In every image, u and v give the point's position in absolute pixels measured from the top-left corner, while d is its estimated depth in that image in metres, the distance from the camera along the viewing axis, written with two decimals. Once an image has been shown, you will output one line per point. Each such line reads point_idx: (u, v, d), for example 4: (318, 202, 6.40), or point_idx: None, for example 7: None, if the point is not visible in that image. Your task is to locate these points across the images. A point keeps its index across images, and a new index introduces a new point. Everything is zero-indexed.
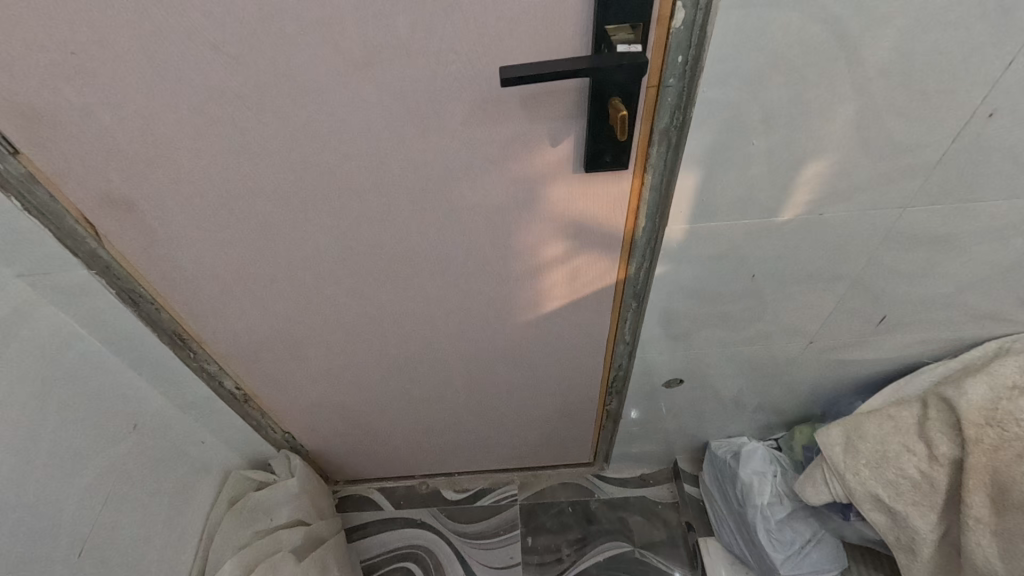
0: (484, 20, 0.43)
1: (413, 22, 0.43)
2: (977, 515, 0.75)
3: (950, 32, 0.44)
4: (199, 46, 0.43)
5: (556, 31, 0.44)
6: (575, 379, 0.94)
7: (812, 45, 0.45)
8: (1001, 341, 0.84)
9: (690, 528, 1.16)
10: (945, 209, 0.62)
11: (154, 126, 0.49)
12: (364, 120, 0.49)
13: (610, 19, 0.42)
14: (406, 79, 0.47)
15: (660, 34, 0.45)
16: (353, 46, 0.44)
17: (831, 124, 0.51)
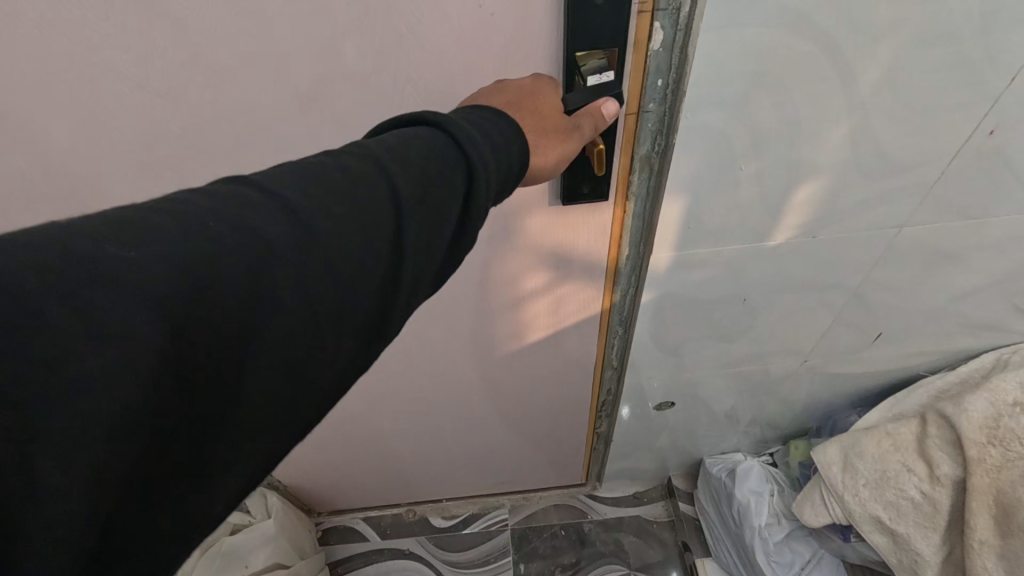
0: (446, 53, 0.39)
1: (362, 51, 0.38)
2: (981, 538, 0.71)
3: (955, 49, 0.41)
4: (121, 86, 0.38)
5: (522, 58, 0.40)
6: (562, 404, 0.90)
7: (801, 63, 0.40)
8: (1000, 353, 0.81)
9: (687, 547, 1.13)
10: (942, 225, 0.59)
11: (80, 172, 0.44)
12: (317, 156, 0.45)
13: (581, 46, 0.38)
14: (357, 113, 0.42)
15: (636, 59, 0.41)
16: (299, 79, 0.39)
17: (828, 144, 0.47)
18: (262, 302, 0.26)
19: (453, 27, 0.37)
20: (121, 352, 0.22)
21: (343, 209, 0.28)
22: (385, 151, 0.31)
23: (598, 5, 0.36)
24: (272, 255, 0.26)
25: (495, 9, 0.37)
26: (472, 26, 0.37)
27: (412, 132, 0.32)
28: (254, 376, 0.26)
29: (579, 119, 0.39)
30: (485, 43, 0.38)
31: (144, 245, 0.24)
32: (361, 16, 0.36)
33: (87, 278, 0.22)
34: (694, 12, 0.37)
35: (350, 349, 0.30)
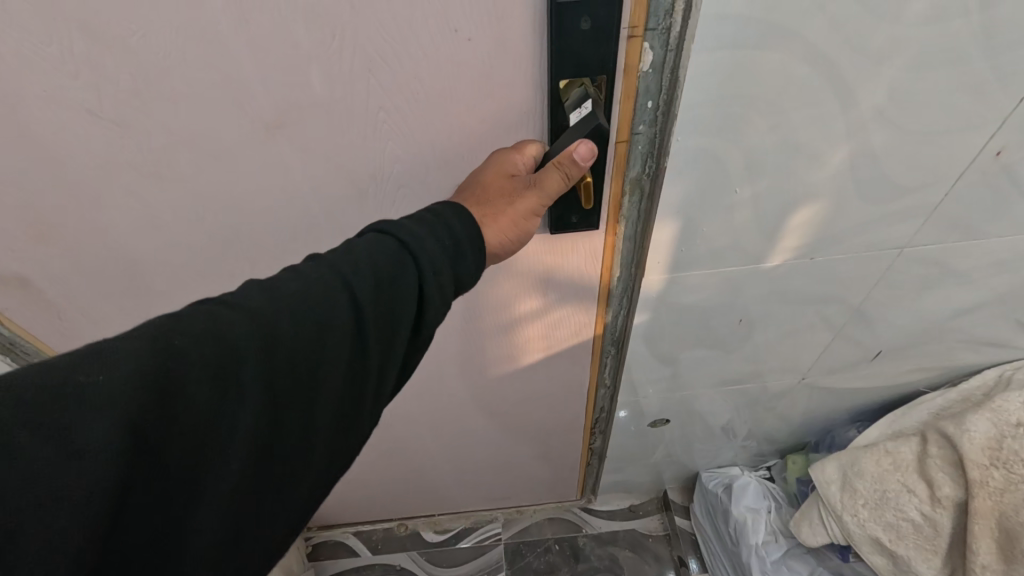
0: (420, 80, 0.37)
1: (328, 78, 0.36)
2: (983, 563, 0.69)
3: (962, 70, 0.39)
4: (74, 114, 0.36)
5: (501, 83, 0.38)
6: (555, 422, 0.88)
7: (799, 86, 0.38)
8: (1002, 369, 0.79)
9: (683, 562, 1.11)
10: (946, 244, 0.57)
11: (36, 200, 0.42)
12: (287, 184, 0.43)
13: (565, 73, 0.37)
14: (326, 142, 0.40)
15: (627, 86, 0.39)
16: (265, 105, 0.37)
17: (826, 167, 0.45)
18: (227, 411, 0.29)
19: (426, 53, 0.35)
20: (93, 473, 0.25)
21: (304, 317, 0.32)
22: (347, 259, 0.35)
23: (583, 30, 0.34)
24: (236, 369, 0.30)
25: (471, 33, 0.35)
26: (447, 52, 0.35)
27: (367, 240, 0.36)
28: (221, 479, 0.30)
29: (545, 175, 0.39)
30: (461, 68, 0.36)
31: (116, 371, 0.27)
32: (327, 41, 0.34)
33: (68, 408, 0.25)
34: (686, 32, 0.35)
35: (316, 441, 0.34)
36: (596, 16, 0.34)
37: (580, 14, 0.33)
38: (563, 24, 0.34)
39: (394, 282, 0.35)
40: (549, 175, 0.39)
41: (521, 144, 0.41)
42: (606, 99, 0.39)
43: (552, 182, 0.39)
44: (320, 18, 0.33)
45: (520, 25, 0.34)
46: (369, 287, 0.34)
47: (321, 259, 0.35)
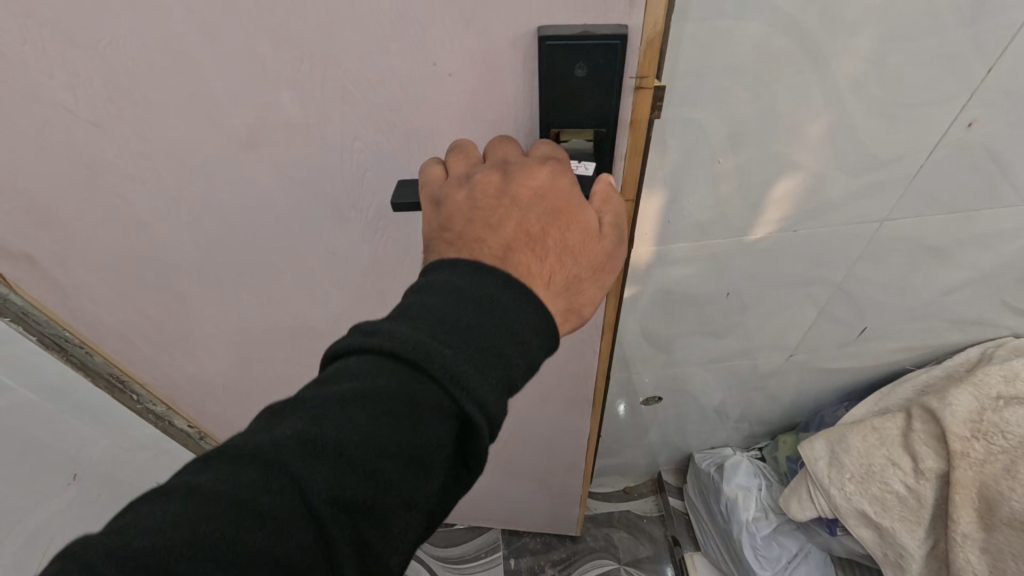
0: (404, 109, 0.38)
1: (299, 99, 0.37)
2: (964, 532, 0.72)
3: (925, 43, 0.41)
4: (61, 114, 0.38)
5: (484, 118, 0.38)
6: (554, 446, 0.88)
7: (775, 56, 0.40)
8: (985, 347, 0.81)
9: (676, 542, 1.14)
10: (928, 218, 0.59)
11: (32, 189, 0.44)
12: (262, 190, 0.44)
13: (558, 121, 0.37)
14: (297, 158, 0.41)
15: (634, 141, 0.40)
16: (243, 118, 0.38)
17: (807, 138, 0.47)
18: None
19: (399, 83, 0.36)
20: None
21: (283, 541, 0.27)
22: (341, 446, 0.28)
23: (578, 77, 0.34)
24: None
25: (452, 71, 0.35)
26: (426, 82, 0.36)
27: (365, 373, 0.29)
28: None
29: (600, 202, 0.38)
30: (444, 101, 0.37)
31: None
32: (295, 62, 0.35)
33: None
34: None
35: None
36: (592, 64, 0.34)
37: (573, 62, 0.34)
38: (558, 69, 0.34)
39: (411, 459, 0.29)
40: (612, 202, 0.38)
41: (552, 152, 0.37)
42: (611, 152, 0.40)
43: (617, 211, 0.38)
44: (289, 41, 0.34)
45: (491, 61, 0.35)
46: (375, 476, 0.29)
47: (299, 446, 0.28)
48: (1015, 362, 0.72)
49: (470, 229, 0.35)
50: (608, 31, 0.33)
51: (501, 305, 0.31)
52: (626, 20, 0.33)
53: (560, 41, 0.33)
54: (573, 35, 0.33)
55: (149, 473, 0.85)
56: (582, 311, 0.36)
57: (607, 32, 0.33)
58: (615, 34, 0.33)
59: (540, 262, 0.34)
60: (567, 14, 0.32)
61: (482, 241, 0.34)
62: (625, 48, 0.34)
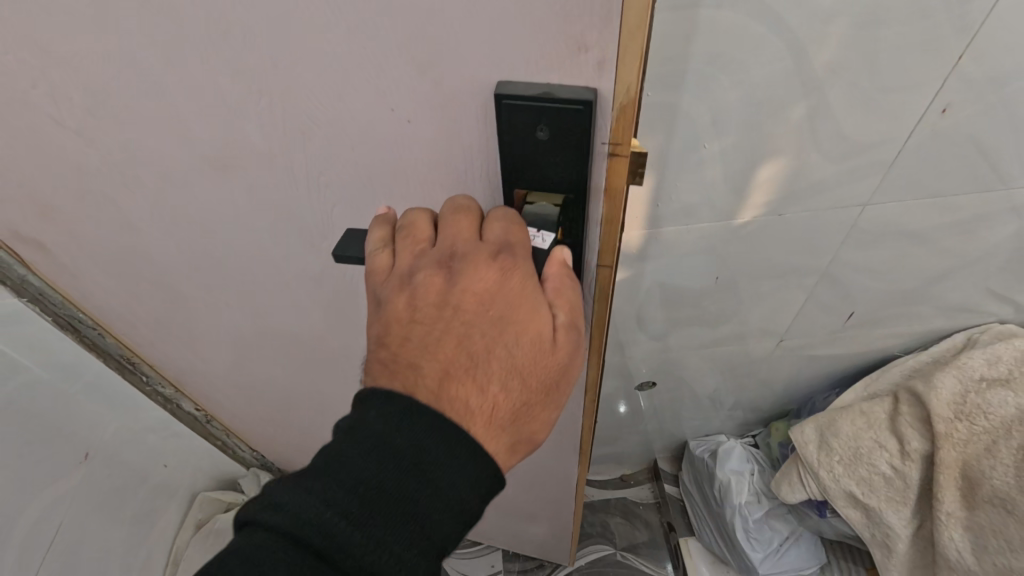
0: (363, 148, 0.35)
1: (264, 132, 0.35)
2: (948, 510, 0.75)
3: (902, 29, 0.43)
4: (45, 121, 0.37)
5: (445, 164, 0.35)
6: (546, 486, 0.85)
7: (753, 43, 0.42)
8: (970, 333, 0.84)
9: (672, 528, 1.16)
10: (910, 203, 0.61)
11: (33, 187, 0.44)
12: (234, 214, 0.43)
13: (521, 182, 0.34)
14: (267, 186, 0.39)
15: (610, 208, 0.36)
16: (212, 141, 0.37)
17: (788, 123, 0.49)
18: None
19: (357, 122, 0.33)
20: None
21: None
22: None
23: (540, 139, 0.31)
24: None
25: (408, 114, 0.32)
26: (381, 125, 0.33)
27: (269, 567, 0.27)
28: None
29: (554, 297, 0.35)
30: (406, 144, 0.34)
31: None
32: (253, 95, 0.33)
33: None
34: None
35: None
36: (555, 127, 0.30)
37: (533, 124, 0.30)
38: (518, 127, 0.30)
39: None
40: (565, 294, 0.35)
41: (505, 233, 0.34)
42: (583, 220, 0.36)
43: (573, 310, 0.35)
44: (243, 74, 0.31)
45: (450, 109, 0.31)
46: None
47: None
48: (998, 346, 0.74)
49: (410, 347, 0.34)
50: (573, 94, 0.29)
51: (434, 456, 0.30)
52: (593, 81, 0.29)
53: (516, 99, 0.29)
54: (531, 96, 0.29)
55: (156, 454, 0.88)
56: (532, 436, 0.35)
57: (571, 96, 0.29)
58: (580, 97, 0.29)
59: (480, 389, 0.33)
60: (527, 70, 0.28)
61: (419, 368, 0.33)
62: (594, 111, 0.30)
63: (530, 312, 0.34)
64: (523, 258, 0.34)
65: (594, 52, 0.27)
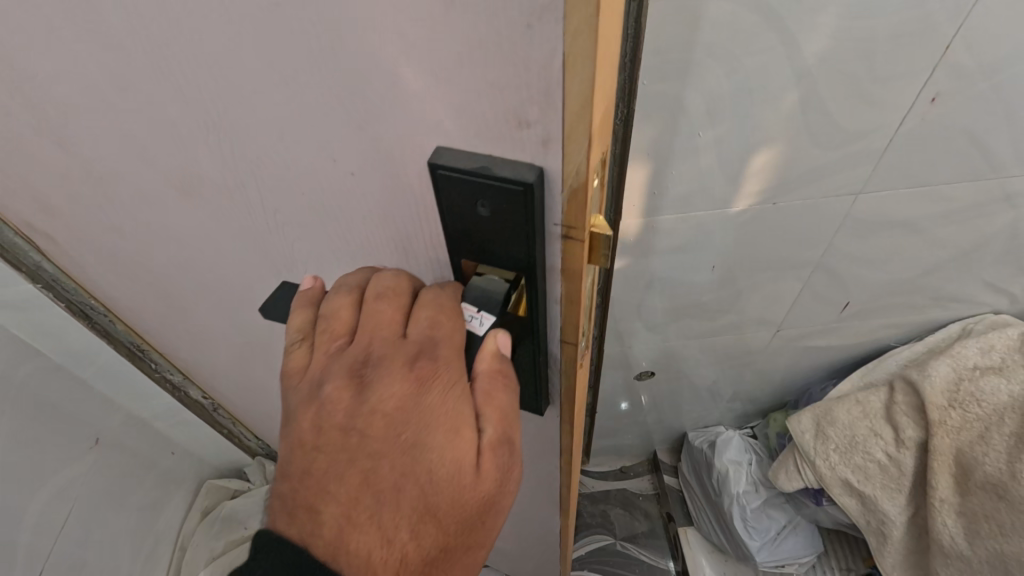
0: (306, 195, 0.32)
1: (221, 164, 0.32)
2: (942, 497, 0.77)
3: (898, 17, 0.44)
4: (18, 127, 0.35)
5: (396, 221, 0.32)
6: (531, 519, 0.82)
7: (746, 31, 0.44)
8: (964, 323, 0.85)
9: (671, 518, 1.17)
10: (903, 191, 0.62)
11: (28, 193, 0.43)
12: (208, 239, 0.41)
13: (468, 250, 0.31)
14: (232, 215, 0.37)
15: (568, 289, 0.32)
16: (173, 168, 0.34)
17: (780, 112, 0.51)
18: None
19: (306, 169, 0.30)
20: None
21: None
22: None
23: (482, 215, 0.28)
24: None
25: (353, 167, 0.29)
26: (327, 175, 0.30)
27: None
28: None
29: (483, 409, 0.33)
30: (349, 195, 0.31)
31: None
32: (201, 130, 0.30)
33: None
34: None
35: None
36: (495, 205, 0.27)
37: (472, 198, 0.27)
38: (459, 198, 0.27)
39: None
40: (492, 402, 0.33)
41: (426, 333, 0.32)
42: (540, 297, 0.33)
43: (504, 421, 0.33)
44: (192, 105, 0.29)
45: (394, 166, 0.28)
46: None
47: None
48: (991, 335, 0.75)
49: (314, 481, 0.34)
50: (513, 173, 0.26)
51: None
52: (539, 159, 0.25)
53: (451, 170, 0.26)
54: (469, 170, 0.26)
55: (165, 440, 0.91)
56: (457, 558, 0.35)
57: (511, 175, 0.26)
58: (518, 178, 0.25)
59: (386, 534, 0.33)
60: (466, 137, 0.25)
61: (317, 513, 0.33)
62: (540, 190, 0.26)
63: (452, 434, 0.32)
64: (444, 370, 0.32)
65: (537, 129, 0.24)
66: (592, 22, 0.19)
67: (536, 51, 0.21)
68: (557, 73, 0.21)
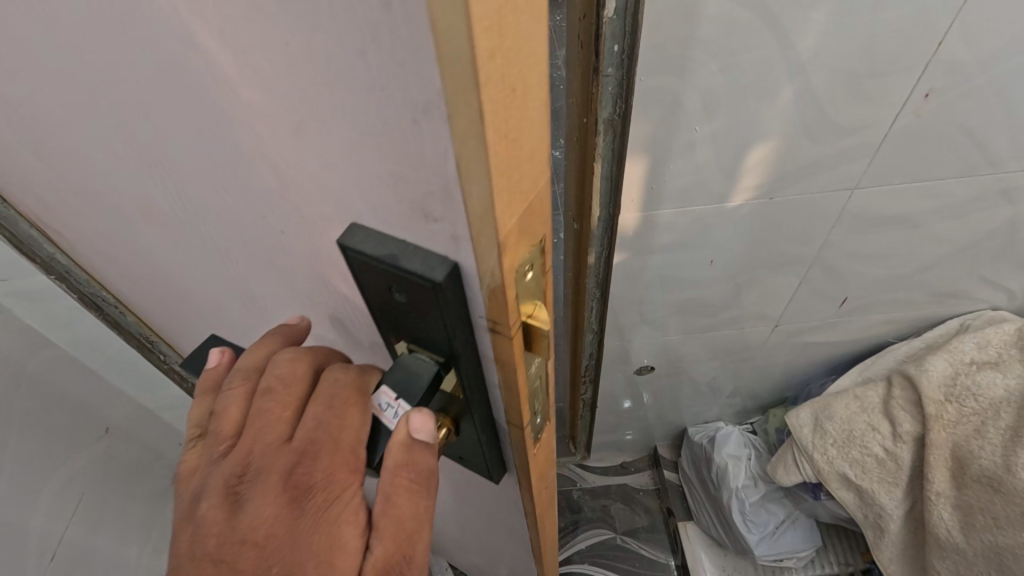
0: (246, 236, 0.33)
1: (168, 195, 0.33)
2: (938, 490, 0.78)
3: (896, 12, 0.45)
4: (20, 150, 0.38)
5: (329, 278, 0.31)
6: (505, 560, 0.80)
7: (741, 29, 0.45)
8: (962, 320, 0.86)
9: (670, 512, 1.18)
10: (898, 187, 0.63)
11: (35, 195, 0.45)
12: (180, 262, 0.43)
13: (396, 328, 0.29)
14: (193, 242, 0.38)
15: (504, 373, 0.29)
16: (133, 197, 0.36)
17: (777, 108, 0.52)
18: None
19: (241, 215, 0.31)
20: None
21: None
22: None
23: (399, 300, 0.26)
24: None
25: (280, 223, 0.29)
26: (259, 224, 0.30)
27: None
28: None
29: (379, 527, 0.33)
30: (282, 245, 0.31)
31: None
32: (146, 166, 0.31)
33: None
34: None
35: None
36: (410, 294, 0.25)
37: (386, 284, 0.25)
38: (376, 280, 0.25)
39: None
40: (387, 517, 0.32)
41: (304, 448, 0.31)
42: (475, 374, 0.30)
43: (400, 538, 0.33)
44: (133, 141, 0.30)
45: (314, 229, 0.27)
46: None
47: None
48: (988, 330, 0.76)
49: None
50: (422, 267, 0.23)
51: None
52: (452, 255, 0.22)
53: (363, 254, 0.24)
54: (377, 256, 0.24)
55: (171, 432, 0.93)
56: None
57: (419, 269, 0.23)
58: (425, 273, 0.23)
59: None
60: (375, 219, 0.23)
61: None
62: (452, 286, 0.23)
63: (330, 562, 0.32)
64: (328, 489, 0.31)
65: (444, 225, 0.21)
66: (477, 126, 0.16)
67: (427, 147, 0.18)
68: (450, 174, 0.19)
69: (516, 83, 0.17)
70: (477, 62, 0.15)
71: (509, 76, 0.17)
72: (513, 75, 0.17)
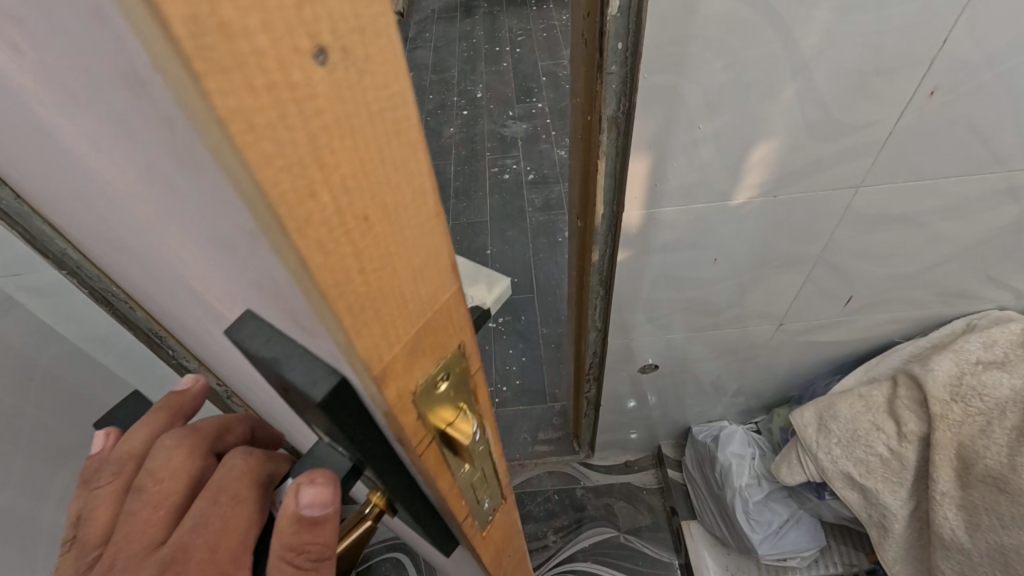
0: (175, 279, 0.31)
1: (109, 229, 0.33)
2: (943, 490, 0.77)
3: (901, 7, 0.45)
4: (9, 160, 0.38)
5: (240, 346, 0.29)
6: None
7: (744, 27, 0.45)
8: (968, 320, 0.85)
9: (674, 511, 1.19)
10: (901, 185, 0.63)
11: (40, 198, 0.46)
12: (146, 284, 0.43)
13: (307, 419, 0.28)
14: (143, 271, 0.38)
15: (419, 464, 0.28)
16: (88, 223, 0.36)
17: (781, 105, 0.52)
18: None
19: (164, 262, 0.29)
20: None
21: None
22: None
23: (296, 399, 0.25)
24: None
25: (196, 277, 0.28)
26: (180, 272, 0.29)
27: None
28: None
29: None
30: (204, 296, 0.30)
31: None
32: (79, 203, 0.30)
33: None
34: None
35: None
36: (302, 399, 0.24)
37: (281, 386, 0.24)
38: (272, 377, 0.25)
39: None
40: None
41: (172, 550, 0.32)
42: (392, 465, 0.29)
43: None
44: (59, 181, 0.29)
45: (221, 291, 0.26)
46: None
47: None
48: (993, 330, 0.76)
49: None
50: (305, 380, 0.22)
51: None
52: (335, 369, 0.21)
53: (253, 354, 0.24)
54: (264, 356, 0.23)
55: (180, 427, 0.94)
56: None
57: (302, 381, 0.22)
58: (307, 388, 0.22)
59: None
60: (259, 300, 0.22)
61: None
62: (338, 403, 0.22)
63: None
64: None
65: (320, 344, 0.20)
66: (305, 265, 0.15)
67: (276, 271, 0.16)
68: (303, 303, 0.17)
69: (370, 210, 0.16)
70: (278, 206, 0.13)
71: (351, 208, 0.16)
72: (358, 206, 0.16)
